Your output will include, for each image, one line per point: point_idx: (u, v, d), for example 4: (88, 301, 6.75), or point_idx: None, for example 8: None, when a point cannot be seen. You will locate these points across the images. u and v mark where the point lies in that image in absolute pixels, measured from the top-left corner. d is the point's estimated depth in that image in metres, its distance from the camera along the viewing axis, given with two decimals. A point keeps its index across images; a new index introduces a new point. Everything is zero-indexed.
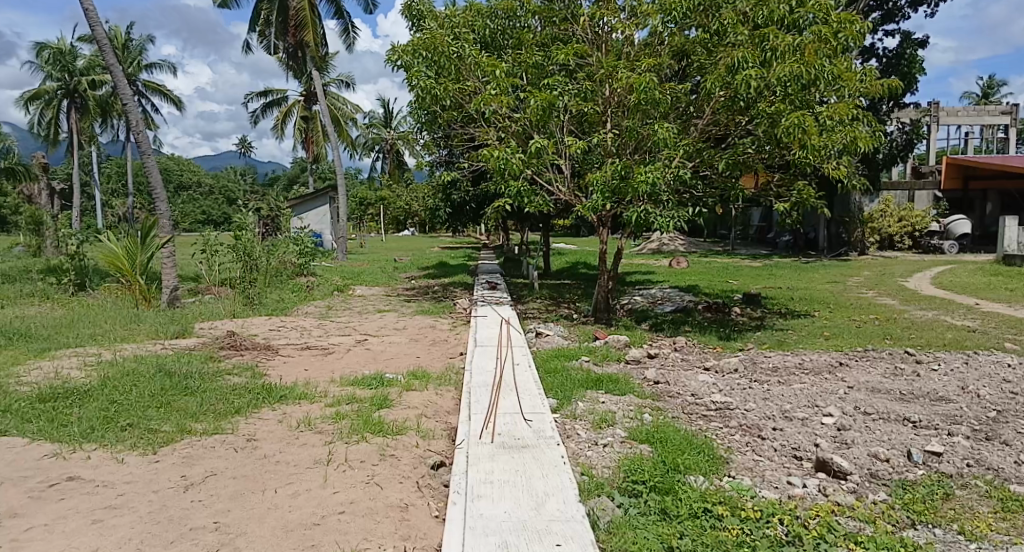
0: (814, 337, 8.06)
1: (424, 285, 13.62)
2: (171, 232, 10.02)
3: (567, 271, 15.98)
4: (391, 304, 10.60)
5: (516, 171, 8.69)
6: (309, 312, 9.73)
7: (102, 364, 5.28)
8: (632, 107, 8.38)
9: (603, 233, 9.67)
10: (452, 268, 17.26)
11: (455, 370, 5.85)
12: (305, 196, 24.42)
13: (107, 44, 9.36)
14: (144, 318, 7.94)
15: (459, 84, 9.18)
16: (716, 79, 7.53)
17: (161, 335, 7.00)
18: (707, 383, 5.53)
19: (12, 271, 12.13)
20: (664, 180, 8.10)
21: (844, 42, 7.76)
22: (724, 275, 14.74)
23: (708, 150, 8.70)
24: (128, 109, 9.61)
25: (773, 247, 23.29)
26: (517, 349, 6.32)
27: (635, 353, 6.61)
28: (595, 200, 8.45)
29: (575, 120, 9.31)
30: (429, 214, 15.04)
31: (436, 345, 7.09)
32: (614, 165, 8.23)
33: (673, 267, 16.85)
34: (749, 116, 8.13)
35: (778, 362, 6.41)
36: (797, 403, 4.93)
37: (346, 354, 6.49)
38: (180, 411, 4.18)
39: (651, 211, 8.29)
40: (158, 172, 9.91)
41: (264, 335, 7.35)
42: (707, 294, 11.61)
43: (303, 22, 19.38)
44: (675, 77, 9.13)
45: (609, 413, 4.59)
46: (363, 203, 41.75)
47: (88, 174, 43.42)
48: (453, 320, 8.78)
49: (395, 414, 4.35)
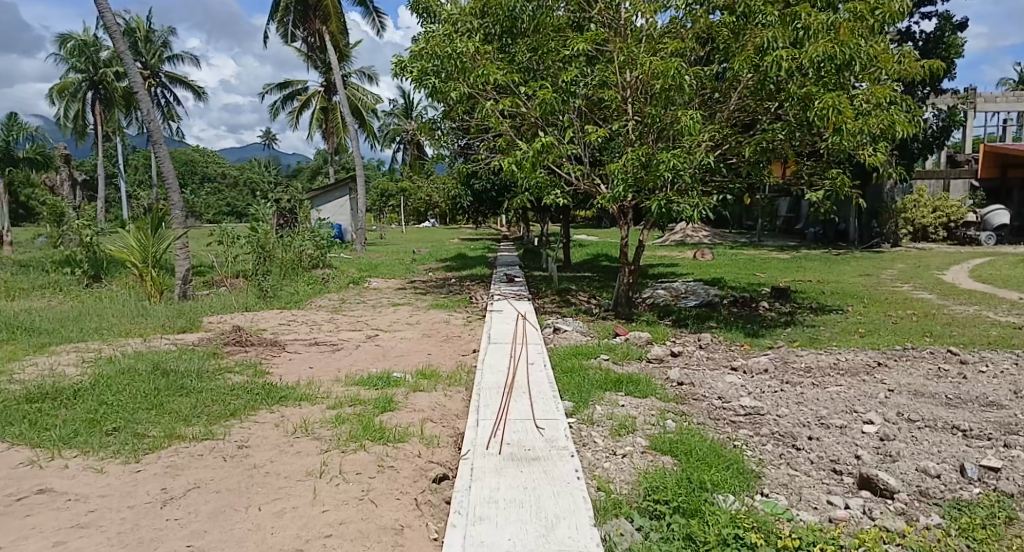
0: (848, 334, 7.63)
1: (440, 277, 13.40)
2: (182, 224, 9.85)
3: (588, 262, 15.62)
4: (407, 297, 10.36)
5: (533, 161, 8.37)
6: (323, 305, 9.55)
7: (101, 361, 5.08)
8: (655, 92, 8.00)
9: (624, 224, 9.31)
10: (471, 260, 17.03)
11: (467, 369, 5.56)
12: (326, 188, 24.51)
13: (116, 28, 9.13)
14: (152, 312, 7.77)
15: (472, 72, 8.85)
16: (744, 63, 7.07)
17: (166, 329, 6.82)
18: (735, 385, 5.18)
19: (31, 262, 12.16)
20: (688, 168, 7.74)
21: (883, 22, 7.06)
22: (752, 267, 14.28)
23: (735, 137, 8.29)
24: (139, 97, 9.39)
25: (801, 239, 22.49)
26: (532, 347, 6.02)
27: (657, 352, 6.26)
28: (617, 191, 8.16)
29: (595, 106, 9.00)
30: (450, 204, 14.85)
31: (448, 341, 6.82)
32: (636, 154, 7.95)
33: (698, 258, 16.43)
34: (778, 100, 7.67)
35: (811, 361, 6.02)
36: (834, 408, 4.56)
37: (355, 351, 6.24)
38: (172, 414, 3.95)
39: (675, 201, 7.91)
40: (170, 162, 9.74)
41: (273, 329, 7.14)
42: (734, 288, 11.22)
43: (323, 11, 19.26)
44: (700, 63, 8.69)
45: (628, 418, 4.27)
46: (385, 194, 41.60)
47: (114, 166, 44.02)
48: (469, 315, 8.50)
49: (398, 419, 4.08)
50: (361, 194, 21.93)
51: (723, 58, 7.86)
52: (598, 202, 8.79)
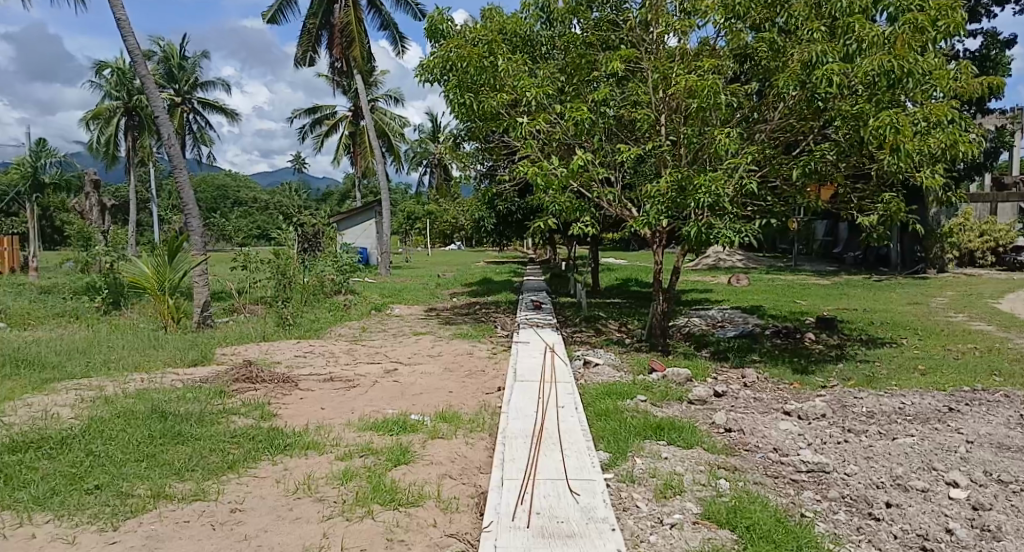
0: (907, 371, 6.99)
1: (465, 304, 13.01)
2: (203, 248, 9.45)
3: (618, 288, 15.09)
4: (429, 325, 9.95)
5: (562, 185, 7.98)
6: (342, 334, 9.18)
7: (99, 402, 4.74)
8: (691, 111, 7.61)
9: (658, 250, 8.82)
10: (497, 286, 16.61)
11: (491, 411, 5.09)
12: (353, 211, 24.44)
13: (138, 51, 8.93)
14: (164, 342, 7.47)
15: (498, 92, 8.51)
16: (789, 79, 6.58)
17: (176, 363, 6.49)
18: (791, 434, 4.63)
19: (52, 288, 12.04)
20: (727, 192, 7.27)
21: (946, 34, 6.42)
22: (791, 294, 13.62)
23: (778, 158, 7.79)
24: (159, 122, 9.18)
25: (839, 264, 21.71)
26: (562, 386, 5.54)
27: (699, 392, 5.72)
28: (651, 216, 7.75)
29: (626, 126, 8.65)
30: (474, 228, 14.53)
31: (471, 377, 6.36)
32: (672, 177, 7.53)
33: (733, 284, 15.80)
34: (824, 119, 7.17)
35: (872, 406, 5.43)
36: (911, 466, 3.98)
37: (372, 388, 5.81)
38: (162, 468, 3.56)
39: (715, 226, 7.42)
40: (191, 187, 9.54)
41: (287, 362, 6.77)
42: (775, 317, 10.60)
43: (349, 36, 19.26)
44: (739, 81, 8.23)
45: (675, 476, 3.75)
46: (411, 217, 41.52)
47: (147, 190, 44.81)
48: (493, 346, 8.05)
49: (414, 475, 3.62)
50: (386, 218, 21.74)
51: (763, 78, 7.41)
52: (630, 228, 8.34)
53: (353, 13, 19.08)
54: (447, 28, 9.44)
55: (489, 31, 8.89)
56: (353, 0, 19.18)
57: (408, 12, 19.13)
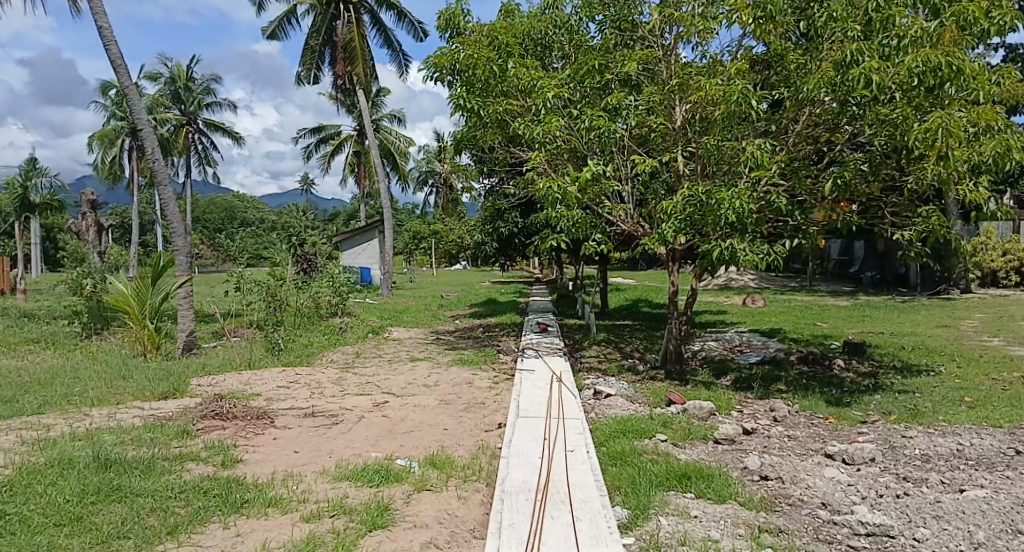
0: (954, 404, 6.30)
1: (467, 327, 12.39)
2: (187, 269, 8.94)
3: (628, 309, 14.44)
4: (428, 350, 9.32)
5: (573, 199, 7.45)
6: (334, 360, 8.57)
7: (38, 446, 4.12)
8: (715, 119, 7.20)
9: (673, 271, 8.22)
10: (501, 306, 16.00)
11: (490, 454, 4.44)
12: (356, 230, 24.00)
13: (121, 62, 8.42)
14: (136, 371, 6.87)
15: (504, 101, 8.08)
16: (822, 82, 6.18)
17: (144, 396, 5.87)
18: (840, 485, 3.97)
19: (36, 310, 11.51)
20: (749, 208, 6.75)
21: (1001, 28, 5.80)
22: (812, 317, 12.92)
23: (805, 170, 7.26)
24: (143, 136, 8.64)
25: (857, 284, 20.98)
26: (573, 423, 4.91)
27: (727, 429, 5.07)
28: (668, 232, 7.19)
29: (638, 138, 8.27)
30: (478, 246, 13.96)
31: (470, 411, 5.72)
32: (692, 190, 7.01)
33: (749, 305, 15.11)
34: (855, 126, 6.71)
35: (925, 448, 4.76)
36: (994, 529, 3.30)
37: (357, 424, 5.19)
38: (87, 534, 2.93)
39: (739, 245, 6.84)
40: (176, 203, 8.99)
41: (268, 394, 6.14)
42: (797, 341, 9.93)
43: (352, 52, 18.90)
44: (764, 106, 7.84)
45: (709, 544, 3.08)
46: (417, 237, 41.13)
47: (152, 210, 44.67)
48: (495, 374, 7.41)
49: (392, 544, 2.98)
50: (388, 238, 21.23)
51: (790, 86, 7.01)
52: (644, 246, 7.77)
53: (355, 30, 18.76)
54: (462, 21, 8.86)
55: (495, 36, 8.41)
56: (356, 17, 18.86)
57: (411, 29, 18.76)
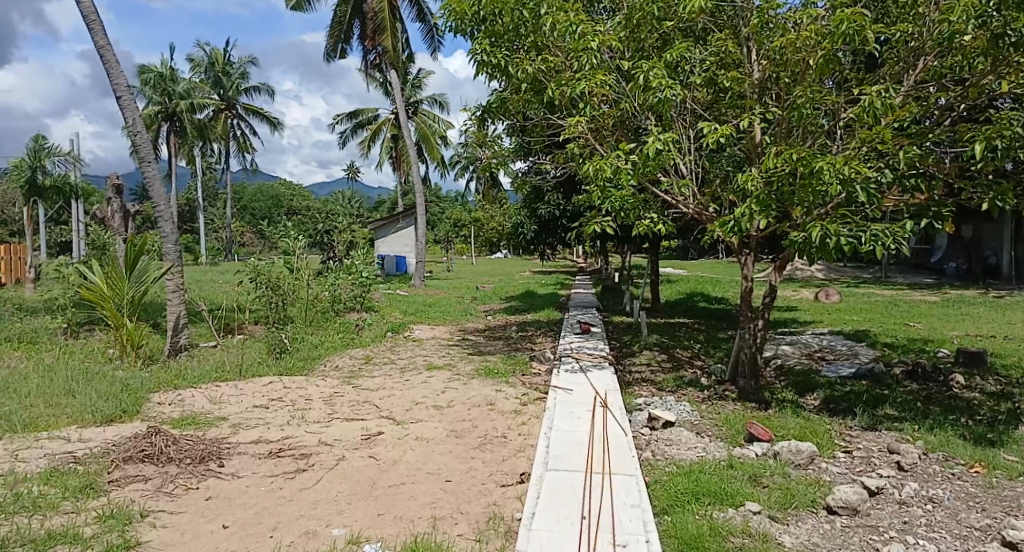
0: None
1: (499, 324, 11.04)
2: (176, 260, 7.85)
3: (682, 304, 12.84)
4: (449, 355, 8.00)
5: (622, 175, 5.99)
6: (338, 367, 7.34)
7: None
8: (814, 66, 5.66)
9: (746, 263, 6.66)
10: (540, 299, 14.60)
11: (506, 534, 3.05)
12: (389, 218, 23.00)
13: (95, 17, 7.33)
14: (93, 381, 5.72)
15: (539, 56, 6.65)
16: (968, 9, 4.74)
17: (81, 421, 4.69)
18: None
19: (34, 302, 10.66)
20: (857, 183, 5.14)
21: None
22: (901, 316, 11.08)
23: (929, 133, 5.65)
24: (123, 103, 7.53)
25: (939, 277, 18.68)
26: (624, 481, 3.49)
27: (847, 492, 3.56)
28: (743, 217, 5.61)
29: (706, 98, 6.80)
30: (514, 232, 12.57)
31: (486, 449, 4.34)
32: (784, 157, 5.48)
33: (822, 300, 13.31)
34: (1004, 73, 5.15)
35: None
36: None
37: (332, 471, 3.86)
38: None
39: (844, 229, 5.29)
40: (163, 183, 7.87)
41: (236, 420, 4.88)
42: (894, 348, 8.22)
43: (382, 25, 17.70)
44: (862, 57, 6.39)
45: None
46: (457, 224, 39.99)
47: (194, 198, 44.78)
48: (525, 391, 6.00)
49: None
50: (422, 226, 20.00)
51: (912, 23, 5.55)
52: (711, 233, 6.24)
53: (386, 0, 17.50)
54: None
55: None
56: None
57: None
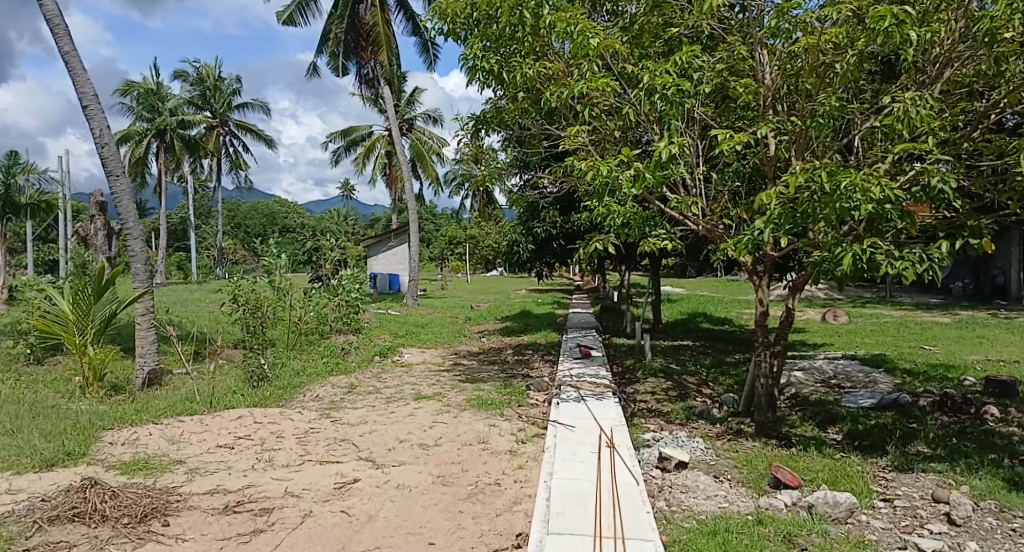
0: None
1: (494, 347, 10.47)
2: (147, 282, 7.30)
3: (685, 326, 12.29)
4: (439, 383, 7.44)
5: (627, 189, 5.47)
6: (318, 396, 6.76)
7: None
8: (836, 69, 5.20)
9: (763, 286, 6.10)
10: (537, 320, 14.02)
11: None
12: (382, 237, 22.48)
13: (60, 22, 6.85)
14: (40, 417, 5.15)
15: (535, 61, 6.17)
16: None
17: (14, 467, 4.11)
18: None
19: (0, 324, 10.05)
20: (888, 199, 4.61)
21: None
22: (916, 339, 10.55)
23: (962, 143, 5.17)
24: (89, 114, 7.02)
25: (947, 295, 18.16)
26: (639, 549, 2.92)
27: None
28: (761, 235, 5.07)
29: (715, 101, 6.39)
30: (509, 250, 12.05)
31: (477, 501, 3.77)
32: (806, 171, 4.95)
33: (830, 321, 12.79)
34: None
35: None
36: None
37: (295, 531, 3.29)
38: None
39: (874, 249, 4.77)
40: (133, 198, 7.34)
41: (193, 464, 4.30)
42: (916, 375, 7.69)
43: (375, 39, 17.33)
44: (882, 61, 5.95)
45: None
46: (452, 242, 39.40)
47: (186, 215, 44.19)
48: (522, 426, 5.44)
49: None
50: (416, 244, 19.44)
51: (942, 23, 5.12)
52: (723, 252, 5.73)
53: (380, 14, 17.14)
54: None
55: None
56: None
57: None
